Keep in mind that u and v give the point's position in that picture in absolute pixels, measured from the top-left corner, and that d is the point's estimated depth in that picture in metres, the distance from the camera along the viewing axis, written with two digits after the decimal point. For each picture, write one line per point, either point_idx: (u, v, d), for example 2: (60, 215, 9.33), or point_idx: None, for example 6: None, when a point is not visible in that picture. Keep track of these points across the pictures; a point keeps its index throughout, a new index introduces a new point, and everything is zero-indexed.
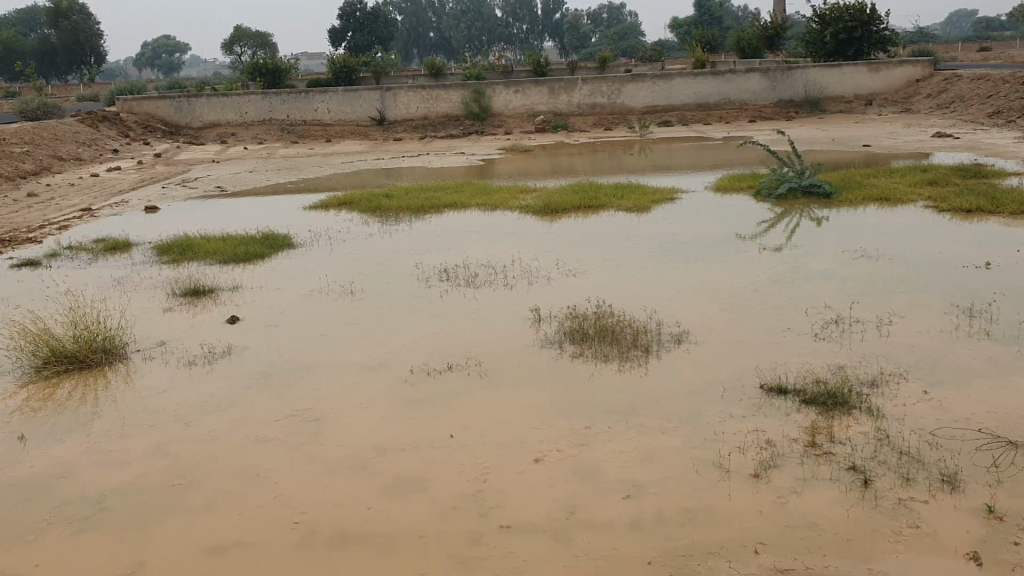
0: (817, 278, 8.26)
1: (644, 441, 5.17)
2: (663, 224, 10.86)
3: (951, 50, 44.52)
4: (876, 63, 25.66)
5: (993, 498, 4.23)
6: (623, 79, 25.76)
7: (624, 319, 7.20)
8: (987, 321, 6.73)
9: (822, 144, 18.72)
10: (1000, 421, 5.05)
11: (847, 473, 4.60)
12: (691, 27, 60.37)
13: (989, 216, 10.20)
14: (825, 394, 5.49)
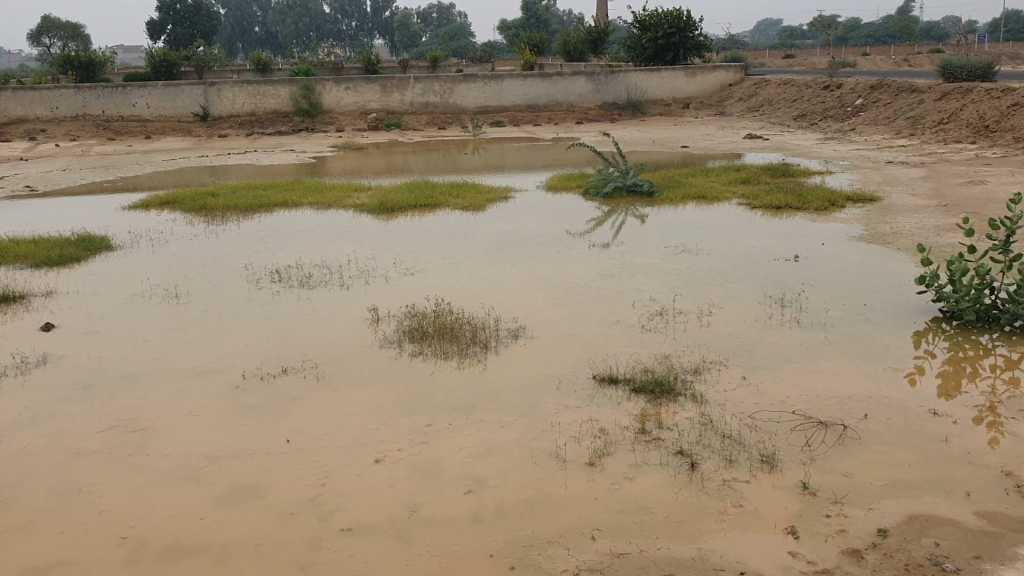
0: (643, 272, 8.62)
1: (483, 435, 5.25)
2: (497, 222, 11.02)
3: (759, 56, 47.41)
4: (692, 68, 27.29)
5: (806, 475, 4.56)
6: (455, 79, 25.91)
7: (461, 317, 7.26)
8: (797, 309, 7.22)
9: (645, 145, 19.51)
10: (811, 403, 5.44)
11: (675, 457, 4.83)
12: (519, 29, 61.47)
13: (796, 212, 10.94)
14: (653, 383, 5.75)
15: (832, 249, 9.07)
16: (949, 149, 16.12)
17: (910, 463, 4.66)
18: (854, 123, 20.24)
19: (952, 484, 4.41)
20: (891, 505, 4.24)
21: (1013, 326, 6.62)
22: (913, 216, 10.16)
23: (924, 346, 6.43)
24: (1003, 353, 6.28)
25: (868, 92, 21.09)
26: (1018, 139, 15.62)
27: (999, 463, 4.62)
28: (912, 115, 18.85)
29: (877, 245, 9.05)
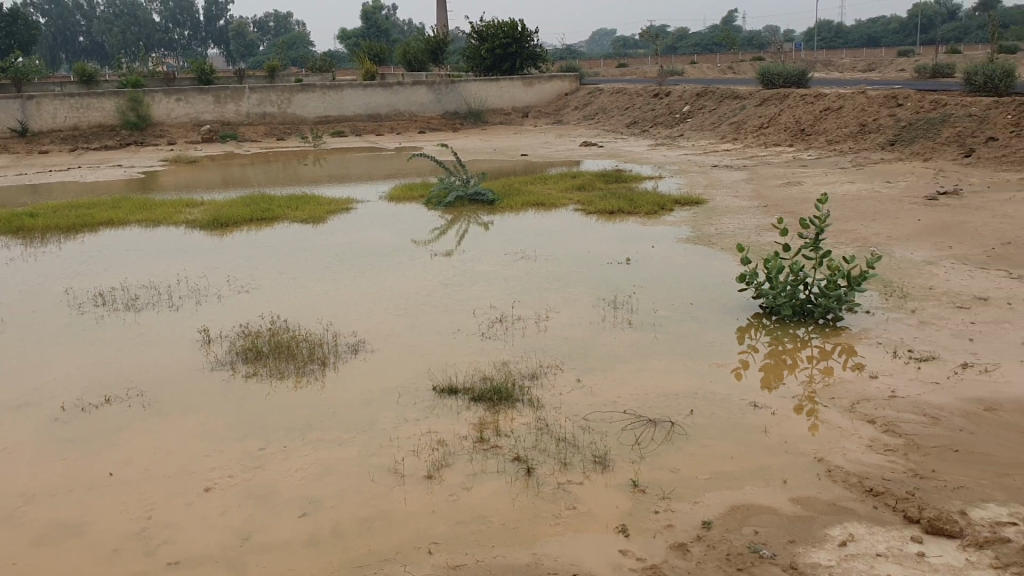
0: (482, 280, 8.69)
1: (320, 455, 5.14)
2: (337, 234, 10.87)
3: (594, 65, 48.90)
4: (529, 77, 27.81)
5: (637, 473, 4.70)
6: (292, 89, 25.39)
7: (299, 334, 7.10)
8: (629, 311, 7.45)
9: (486, 154, 19.71)
10: (642, 401, 5.62)
11: (512, 463, 4.88)
12: (359, 39, 61.06)
13: (628, 216, 11.30)
14: (491, 390, 5.79)
15: (662, 250, 9.42)
16: (769, 152, 17.08)
17: (733, 454, 4.87)
18: (683, 129, 21.12)
19: (769, 473, 4.65)
20: (715, 497, 4.42)
21: (825, 319, 7.07)
22: (736, 217, 10.68)
23: (747, 342, 6.76)
24: (818, 344, 6.69)
25: (695, 100, 22.09)
26: (830, 142, 16.71)
27: (812, 449, 4.91)
28: (735, 120, 19.84)
29: (703, 246, 9.46)
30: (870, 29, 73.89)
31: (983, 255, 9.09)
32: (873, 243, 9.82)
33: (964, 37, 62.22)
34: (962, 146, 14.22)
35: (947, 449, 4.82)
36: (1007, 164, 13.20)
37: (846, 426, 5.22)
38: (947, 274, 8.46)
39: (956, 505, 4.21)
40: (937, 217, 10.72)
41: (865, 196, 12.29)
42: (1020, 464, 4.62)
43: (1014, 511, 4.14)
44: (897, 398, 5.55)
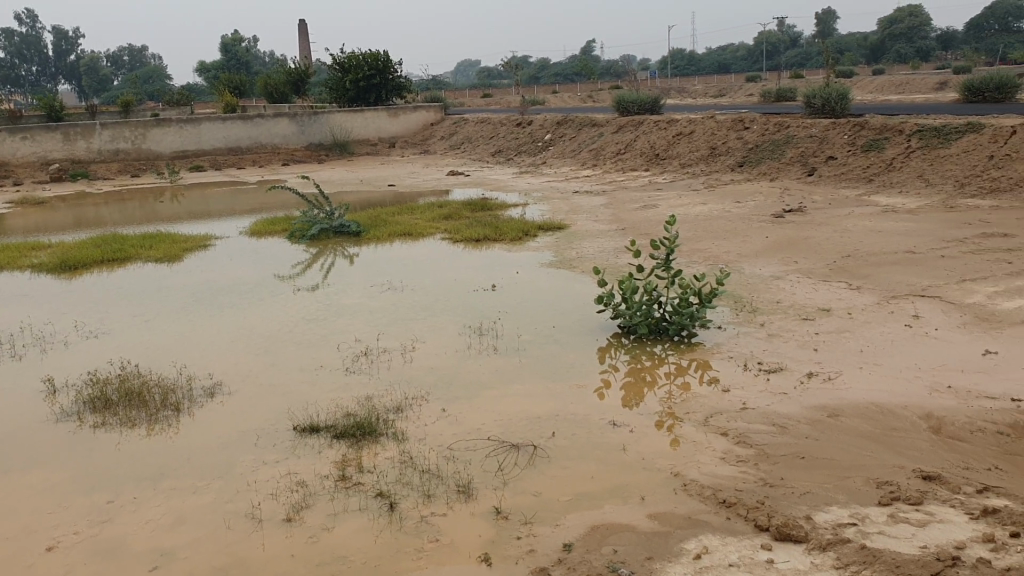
0: (347, 313, 8.58)
1: (172, 505, 4.92)
2: (196, 272, 10.53)
3: (460, 96, 49.34)
4: (394, 108, 27.98)
5: (500, 500, 4.70)
6: (147, 124, 24.50)
7: (151, 380, 6.80)
8: (494, 337, 7.48)
9: (351, 185, 19.50)
10: (506, 426, 5.63)
11: (375, 499, 4.80)
12: (219, 72, 59.73)
13: (494, 243, 11.38)
14: (354, 426, 5.69)
15: (526, 275, 9.52)
16: (627, 176, 17.56)
17: (594, 474, 4.95)
18: (546, 156, 21.54)
19: (629, 490, 4.76)
20: (576, 519, 4.47)
21: (681, 336, 7.33)
22: (596, 241, 10.91)
23: (608, 361, 6.90)
24: (674, 361, 6.90)
25: (556, 128, 22.62)
26: (684, 165, 17.34)
27: (669, 464, 5.05)
28: (595, 147, 20.37)
29: (565, 270, 9.60)
30: (720, 56, 77.73)
31: (824, 268, 9.60)
32: (724, 261, 10.20)
33: (805, 62, 66.56)
34: (805, 165, 15.15)
35: (794, 457, 5.07)
36: (845, 182, 14.09)
37: (701, 440, 5.41)
38: (792, 287, 8.88)
39: (802, 511, 4.42)
40: (783, 234, 11.25)
41: (717, 216, 12.76)
42: (858, 467, 4.91)
43: (854, 512, 4.38)
44: (748, 409, 5.79)
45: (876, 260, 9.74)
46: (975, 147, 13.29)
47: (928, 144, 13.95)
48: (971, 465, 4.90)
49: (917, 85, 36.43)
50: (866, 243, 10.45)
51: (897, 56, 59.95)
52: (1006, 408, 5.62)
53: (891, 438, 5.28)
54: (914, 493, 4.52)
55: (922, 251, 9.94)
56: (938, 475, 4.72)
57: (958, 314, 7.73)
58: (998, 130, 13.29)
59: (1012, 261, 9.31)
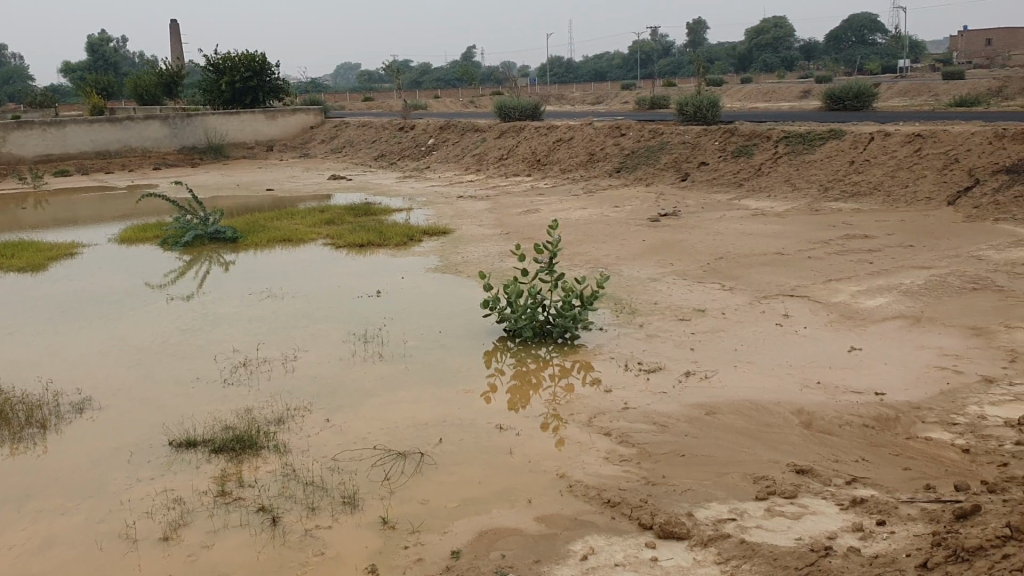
0: (225, 322, 8.32)
1: (39, 528, 4.65)
2: (62, 282, 10.02)
3: (340, 99, 48.74)
4: (272, 111, 27.40)
5: (387, 509, 4.64)
6: (7, 126, 23.00)
7: (14, 397, 6.43)
8: (378, 344, 7.39)
9: (228, 190, 18.95)
10: (391, 434, 5.57)
11: (257, 514, 4.66)
12: (85, 72, 57.20)
13: (378, 248, 11.26)
14: (234, 439, 5.51)
15: (411, 281, 9.44)
16: (509, 181, 17.68)
17: (481, 479, 4.95)
18: (428, 160, 21.50)
19: (515, 493, 4.78)
20: (463, 525, 4.45)
21: (564, 338, 7.43)
22: (480, 245, 10.94)
23: (494, 365, 6.92)
24: (558, 363, 6.98)
25: (438, 132, 22.60)
26: (564, 170, 17.59)
27: (554, 466, 5.11)
28: (477, 152, 20.45)
29: (450, 274, 9.59)
30: (597, 64, 79.31)
31: (700, 269, 9.90)
32: (604, 264, 10.39)
33: (678, 71, 68.70)
34: (679, 171, 15.61)
35: (674, 455, 5.20)
36: (718, 187, 14.60)
37: (586, 440, 5.49)
38: (670, 289, 9.11)
39: (683, 508, 4.54)
40: (660, 237, 11.54)
41: (597, 221, 12.99)
42: (735, 462, 5.08)
43: (733, 507, 4.53)
44: (629, 409, 5.91)
45: (748, 261, 10.11)
46: (837, 153, 13.99)
47: (794, 151, 14.61)
48: (840, 457, 5.13)
49: (783, 93, 38.05)
50: (739, 245, 10.83)
51: (763, 66, 62.52)
52: (870, 401, 5.92)
53: (765, 433, 5.48)
54: (788, 486, 4.70)
55: (790, 253, 10.38)
56: (810, 468, 4.93)
57: (825, 313, 8.10)
58: (857, 136, 14.03)
59: (872, 261, 9.83)
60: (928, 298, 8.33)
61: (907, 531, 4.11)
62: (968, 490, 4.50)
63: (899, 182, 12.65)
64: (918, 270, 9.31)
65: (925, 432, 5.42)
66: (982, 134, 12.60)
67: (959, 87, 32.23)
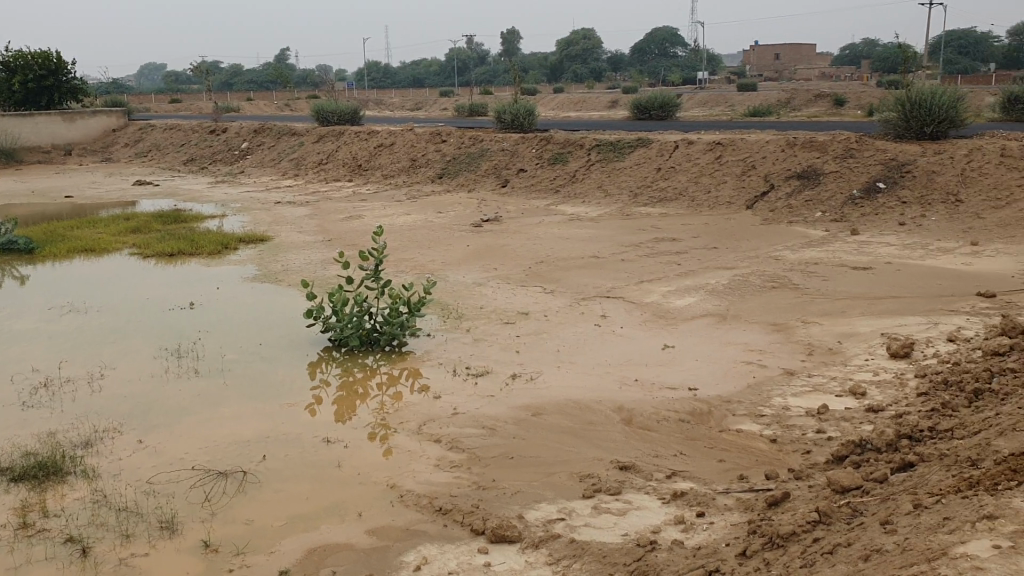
0: (21, 340, 7.69)
1: None
2: None
3: (144, 100, 46.37)
4: (69, 112, 25.64)
5: (209, 532, 4.42)
6: None
7: None
8: (194, 359, 7.05)
9: (21, 196, 17.58)
10: (211, 453, 5.32)
11: (64, 546, 4.32)
12: None
13: (190, 257, 10.75)
14: (36, 467, 5.09)
15: (227, 291, 9.07)
16: (329, 187, 17.36)
17: (308, 494, 4.81)
18: (242, 165, 20.78)
19: (345, 506, 4.69)
20: (292, 543, 4.32)
21: (391, 346, 7.39)
22: (300, 253, 10.68)
23: (319, 376, 6.76)
24: (385, 371, 6.91)
25: (253, 136, 21.93)
26: (384, 176, 17.49)
27: (383, 477, 5.05)
28: (294, 157, 19.98)
29: (269, 283, 9.29)
30: (413, 70, 79.40)
31: (521, 273, 10.08)
32: (428, 269, 10.38)
33: (494, 79, 69.92)
34: (499, 177, 15.87)
35: (503, 459, 5.26)
36: (536, 193, 14.93)
37: (415, 449, 5.46)
38: (493, 293, 9.22)
39: (514, 511, 4.60)
40: (481, 242, 11.67)
41: (419, 226, 12.97)
42: (562, 462, 5.19)
43: (561, 507, 4.63)
44: (458, 414, 5.93)
45: (567, 264, 10.40)
46: (646, 160, 14.64)
47: (606, 158, 15.17)
48: (660, 451, 5.34)
49: (592, 103, 39.46)
50: (557, 249, 11.11)
51: (574, 76, 64.62)
52: (685, 396, 6.21)
53: (590, 432, 5.63)
54: (613, 483, 4.86)
55: (606, 255, 10.76)
56: (633, 464, 5.10)
57: (640, 313, 8.42)
58: (663, 145, 14.76)
59: (681, 262, 10.33)
60: (733, 296, 8.85)
61: (724, 520, 4.33)
62: (777, 478, 4.80)
63: (702, 187, 13.36)
64: (723, 270, 9.87)
65: (735, 424, 5.74)
66: (774, 143, 13.56)
67: (750, 99, 34.53)
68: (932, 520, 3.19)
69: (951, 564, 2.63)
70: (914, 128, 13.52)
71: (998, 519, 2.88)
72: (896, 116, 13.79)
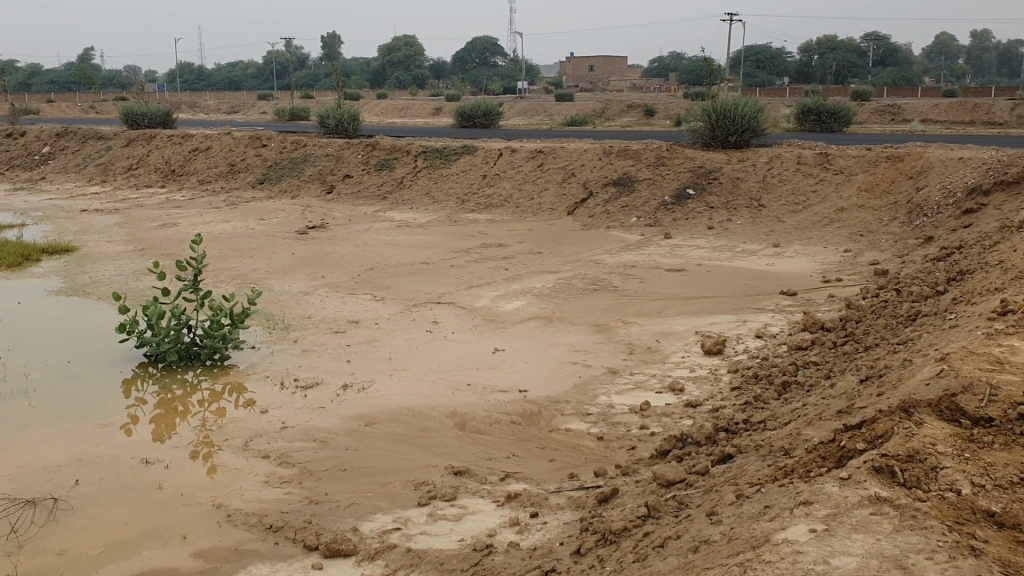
0: None
1: None
2: None
3: None
4: None
5: (16, 565, 4.09)
6: None
7: None
8: None
9: None
10: (16, 481, 4.92)
11: None
12: None
13: None
14: None
15: (30, 306, 8.42)
16: (141, 194, 16.50)
17: (127, 519, 4.54)
18: (43, 169, 19.41)
19: (167, 530, 4.46)
20: (111, 572, 4.05)
21: (213, 360, 7.11)
22: (111, 263, 10.08)
23: (135, 394, 6.40)
24: (207, 387, 6.64)
25: (54, 140, 20.54)
26: (202, 181, 16.82)
27: (209, 496, 4.84)
28: (102, 162, 18.86)
29: (77, 296, 8.71)
30: (230, 73, 76.80)
31: (349, 281, 9.93)
32: (252, 279, 10.04)
33: (315, 84, 68.70)
34: (323, 183, 15.60)
35: (336, 471, 5.15)
36: (362, 200, 14.76)
37: (243, 466, 5.26)
38: (320, 302, 9.02)
39: (348, 524, 4.52)
40: (307, 250, 11.40)
41: (240, 234, 12.54)
42: (396, 471, 5.14)
43: (397, 517, 4.59)
44: (287, 428, 5.76)
45: (396, 270, 10.34)
46: (471, 167, 14.78)
47: (432, 165, 15.21)
48: (493, 454, 5.39)
49: (417, 108, 39.50)
50: (385, 256, 11.03)
51: (396, 82, 64.40)
52: (515, 398, 6.30)
53: (423, 438, 5.61)
54: (448, 489, 4.85)
55: (435, 261, 10.78)
56: (467, 468, 5.12)
57: (469, 317, 8.47)
58: (488, 152, 14.96)
59: (508, 267, 10.48)
60: (558, 299, 9.07)
61: (558, 520, 4.42)
62: (606, 475, 4.94)
63: (526, 194, 13.61)
64: (548, 274, 10.09)
65: (565, 424, 5.86)
66: (593, 151, 14.01)
67: (568, 107, 35.63)
68: (753, 509, 3.36)
69: (774, 550, 2.78)
70: (720, 137, 14.33)
71: (813, 503, 3.08)
72: (704, 126, 14.56)
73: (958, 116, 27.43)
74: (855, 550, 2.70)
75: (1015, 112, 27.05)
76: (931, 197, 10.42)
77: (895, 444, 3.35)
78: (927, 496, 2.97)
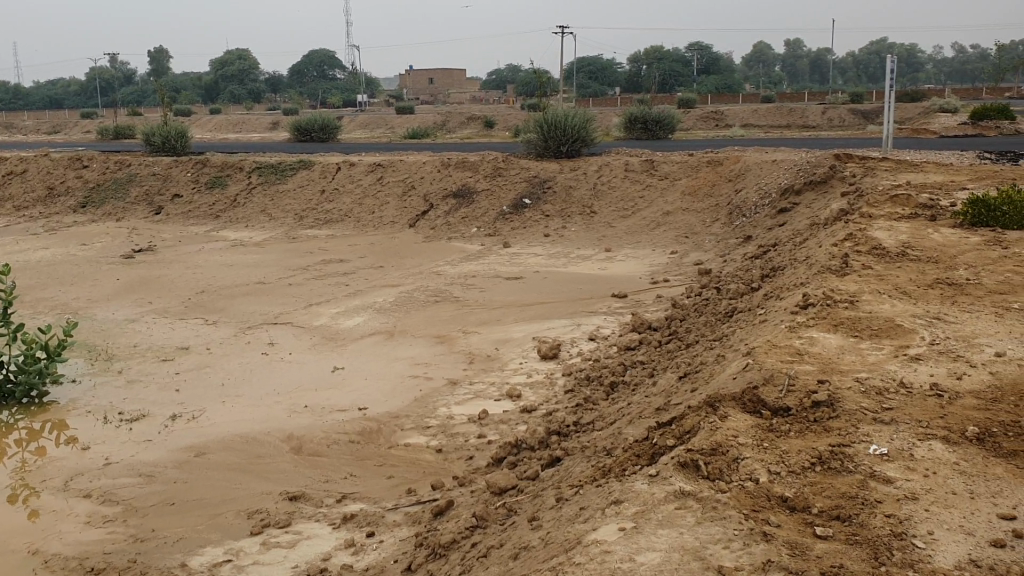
0: None
1: None
2: None
3: None
4: None
5: None
6: None
7: None
8: None
9: None
10: None
11: None
12: None
13: None
14: None
15: None
16: None
17: None
18: None
19: None
20: None
21: (30, 397, 6.70)
22: None
23: None
24: (25, 426, 6.27)
25: None
26: (18, 208, 15.83)
27: (24, 543, 4.57)
28: None
29: None
30: (50, 92, 72.62)
31: (180, 306, 9.54)
32: (73, 308, 9.50)
33: (143, 100, 65.86)
34: (151, 204, 14.96)
35: (162, 506, 4.93)
36: (194, 220, 14.23)
37: (61, 507, 4.96)
38: (148, 329, 8.63)
39: (176, 559, 4.34)
40: (133, 275, 10.90)
41: (59, 261, 11.86)
42: (227, 501, 4.98)
43: (227, 548, 4.44)
44: (111, 465, 5.47)
45: (230, 292, 10.03)
46: (308, 182, 14.51)
47: (267, 181, 14.84)
48: (330, 476, 5.30)
49: (253, 124, 38.50)
50: (218, 278, 10.66)
51: (232, 96, 62.50)
52: (354, 417, 6.20)
53: (256, 465, 5.45)
54: (282, 516, 4.73)
55: (271, 280, 10.50)
56: (301, 492, 5.01)
57: (307, 337, 8.30)
58: (325, 167, 14.73)
59: (348, 283, 10.34)
60: (398, 313, 9.01)
61: (393, 537, 4.38)
62: (442, 487, 4.94)
63: (365, 209, 13.48)
64: (388, 288, 10.02)
65: (403, 439, 5.83)
66: (430, 163, 14.03)
67: (409, 120, 35.68)
68: (571, 511, 3.44)
69: (585, 552, 2.86)
70: (553, 147, 14.64)
71: (623, 502, 3.17)
72: (536, 136, 14.84)
73: (775, 120, 29.17)
74: (660, 544, 2.81)
75: (826, 115, 28.96)
76: (749, 199, 11.00)
77: (702, 437, 3.51)
78: (729, 487, 3.13)
